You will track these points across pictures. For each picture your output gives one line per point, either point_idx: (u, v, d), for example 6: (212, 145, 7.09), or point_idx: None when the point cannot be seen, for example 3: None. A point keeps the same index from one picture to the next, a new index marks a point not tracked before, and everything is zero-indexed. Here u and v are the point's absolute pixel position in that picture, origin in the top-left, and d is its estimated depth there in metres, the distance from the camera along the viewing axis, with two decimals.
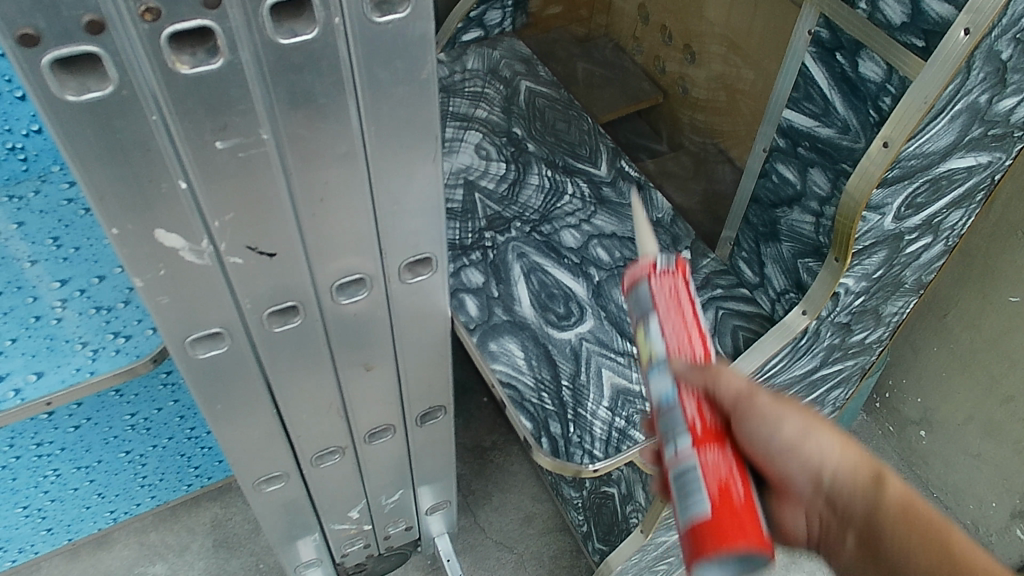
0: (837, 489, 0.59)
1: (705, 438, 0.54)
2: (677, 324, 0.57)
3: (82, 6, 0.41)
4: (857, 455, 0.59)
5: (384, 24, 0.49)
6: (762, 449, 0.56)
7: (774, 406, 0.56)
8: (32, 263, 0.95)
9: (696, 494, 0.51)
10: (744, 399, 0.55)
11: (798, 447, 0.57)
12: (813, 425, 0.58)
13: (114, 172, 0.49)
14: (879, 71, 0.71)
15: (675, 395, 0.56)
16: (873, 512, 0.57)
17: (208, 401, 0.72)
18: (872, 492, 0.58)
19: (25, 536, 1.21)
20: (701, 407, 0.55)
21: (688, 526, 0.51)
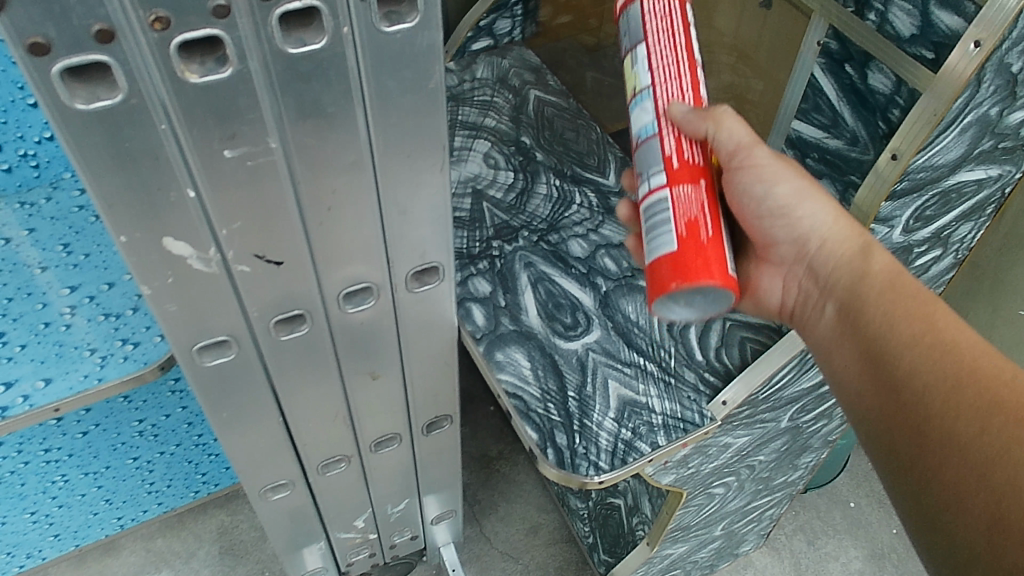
0: (823, 260, 0.74)
1: (681, 170, 0.67)
2: (667, 69, 0.69)
3: (92, 15, 0.41)
4: (847, 229, 0.73)
5: (393, 34, 0.49)
6: (754, 197, 0.72)
7: (768, 158, 0.71)
8: (42, 269, 0.97)
9: (667, 231, 0.65)
10: (744, 148, 0.70)
11: (788, 208, 0.73)
12: (807, 193, 0.74)
13: (123, 180, 0.49)
14: (888, 82, 0.71)
15: (656, 133, 0.68)
16: (863, 279, 0.71)
17: (215, 409, 0.72)
18: (864, 264, 0.71)
19: (32, 541, 1.21)
20: (680, 146, 0.67)
21: (659, 256, 0.65)
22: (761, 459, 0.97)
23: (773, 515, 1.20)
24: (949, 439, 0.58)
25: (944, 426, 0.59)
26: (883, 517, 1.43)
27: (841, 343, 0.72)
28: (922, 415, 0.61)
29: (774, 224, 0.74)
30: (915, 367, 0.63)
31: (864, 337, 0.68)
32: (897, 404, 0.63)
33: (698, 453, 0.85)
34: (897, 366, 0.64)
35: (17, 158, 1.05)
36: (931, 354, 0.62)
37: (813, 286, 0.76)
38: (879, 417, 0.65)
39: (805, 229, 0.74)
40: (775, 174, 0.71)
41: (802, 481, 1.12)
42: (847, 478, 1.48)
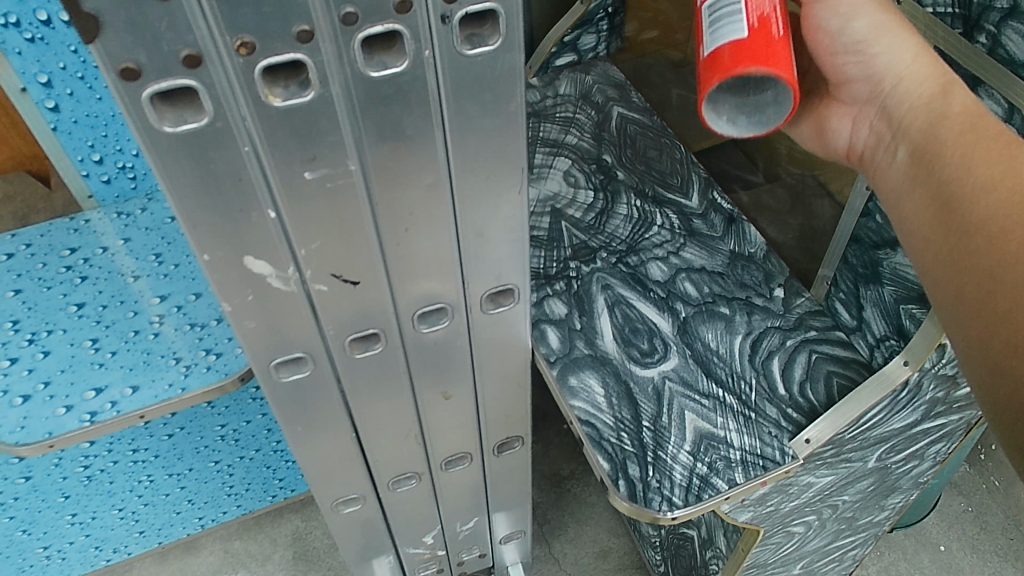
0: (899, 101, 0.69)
1: None
2: None
3: (181, 41, 0.42)
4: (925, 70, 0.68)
5: (474, 57, 0.49)
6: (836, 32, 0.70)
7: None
8: (137, 278, 1.01)
9: (735, 21, 0.58)
10: None
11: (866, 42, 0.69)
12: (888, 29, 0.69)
13: (207, 203, 0.50)
14: (1000, 109, 0.67)
15: None
16: (941, 125, 0.64)
17: (290, 422, 0.73)
18: (943, 108, 0.65)
19: (119, 537, 1.25)
20: None
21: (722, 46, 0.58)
22: (845, 498, 0.92)
23: (856, 555, 1.15)
24: (1016, 288, 0.52)
25: (1015, 271, 0.52)
26: (976, 562, 1.35)
27: (912, 187, 0.65)
28: (991, 263, 0.54)
29: (849, 60, 0.71)
30: (992, 213, 0.56)
31: (938, 181, 0.62)
32: (962, 250, 0.57)
33: (778, 492, 0.82)
34: (973, 209, 0.58)
35: (115, 170, 1.10)
36: (1013, 197, 0.55)
37: (886, 127, 0.71)
38: (944, 264, 0.59)
39: (881, 68, 0.70)
40: (853, 7, 0.69)
41: (888, 521, 1.07)
42: (937, 518, 1.40)
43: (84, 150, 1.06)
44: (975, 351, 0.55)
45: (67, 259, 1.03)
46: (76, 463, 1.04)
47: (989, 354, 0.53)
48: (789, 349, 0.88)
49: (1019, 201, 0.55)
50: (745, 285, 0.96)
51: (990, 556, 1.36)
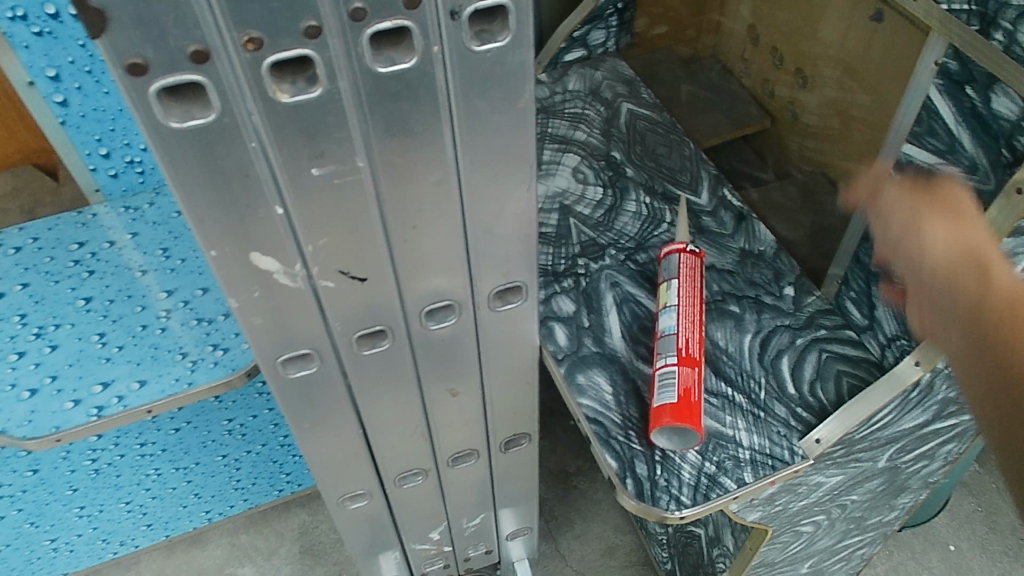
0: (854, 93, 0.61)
1: None
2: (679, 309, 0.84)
3: (188, 36, 0.41)
4: None
5: (483, 53, 0.48)
6: None
7: None
8: (144, 272, 1.01)
9: None
10: None
11: None
12: None
13: (215, 199, 0.50)
14: (1015, 107, 0.64)
15: None
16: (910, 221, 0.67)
17: (296, 419, 0.72)
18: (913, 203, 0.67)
19: (126, 530, 1.26)
20: None
21: None
22: (855, 498, 0.92)
23: (864, 554, 1.14)
24: (1005, 359, 0.57)
25: (1003, 344, 0.57)
26: (986, 563, 1.34)
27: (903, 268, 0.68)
28: (993, 342, 0.58)
29: None
30: (983, 293, 0.59)
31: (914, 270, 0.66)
32: (969, 329, 0.60)
33: (787, 491, 0.81)
34: (952, 291, 0.62)
35: (123, 165, 1.10)
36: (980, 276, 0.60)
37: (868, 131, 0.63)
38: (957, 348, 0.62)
39: None
40: None
41: (897, 520, 1.06)
42: (947, 518, 1.39)
43: (92, 144, 1.06)
44: (987, 420, 0.59)
45: (75, 254, 1.03)
46: (83, 457, 1.05)
47: (985, 415, 0.59)
48: (799, 348, 0.87)
49: (990, 280, 0.59)
50: (755, 284, 0.95)
51: (1000, 556, 1.35)
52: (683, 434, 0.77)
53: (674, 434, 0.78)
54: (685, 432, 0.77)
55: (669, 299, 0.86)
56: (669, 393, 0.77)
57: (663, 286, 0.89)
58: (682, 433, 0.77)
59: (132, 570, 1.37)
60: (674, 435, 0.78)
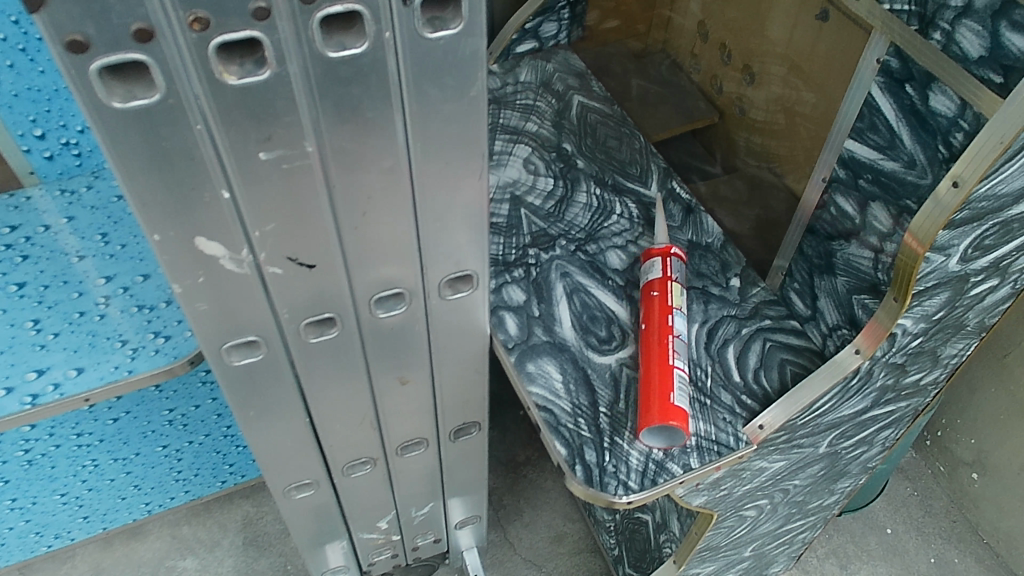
0: None
1: None
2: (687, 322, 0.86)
3: (131, 14, 0.40)
4: None
5: (435, 40, 0.48)
6: None
7: None
8: (81, 257, 0.99)
9: None
10: None
11: None
12: None
13: (159, 181, 0.49)
14: (951, 105, 0.66)
15: None
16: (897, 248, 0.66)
17: (242, 408, 0.71)
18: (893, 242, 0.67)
19: (61, 522, 1.23)
20: None
21: None
22: (796, 483, 0.94)
23: (805, 539, 1.17)
24: None
25: None
26: (921, 545, 1.39)
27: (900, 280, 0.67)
28: None
29: None
30: None
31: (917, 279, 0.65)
32: None
33: (731, 476, 0.83)
34: None
35: (59, 147, 1.07)
36: None
37: None
38: None
39: None
40: None
41: (836, 505, 1.09)
42: (884, 502, 1.44)
43: (26, 125, 1.02)
44: None
45: (8, 238, 1.00)
46: (16, 447, 1.02)
47: None
48: (744, 338, 0.89)
49: None
50: (702, 275, 0.96)
51: (934, 538, 1.40)
52: (670, 437, 0.78)
53: (662, 431, 0.78)
54: (670, 435, 0.78)
55: (681, 306, 0.87)
56: (684, 402, 0.78)
57: (673, 284, 0.88)
58: (670, 437, 0.78)
59: (68, 564, 1.34)
60: (659, 433, 0.78)
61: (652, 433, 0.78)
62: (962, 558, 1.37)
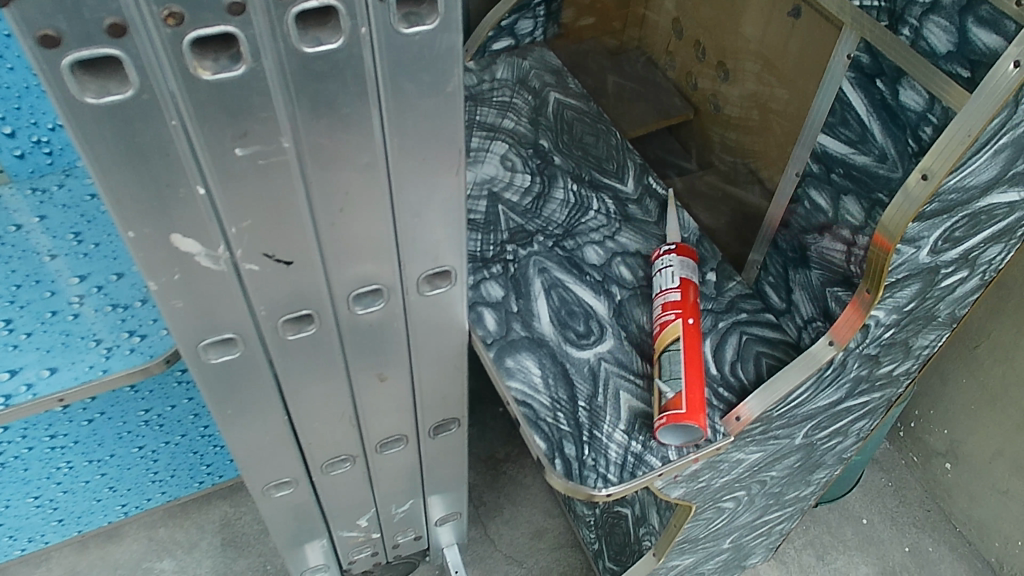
0: None
1: None
2: None
3: (103, 8, 0.40)
4: None
5: (411, 36, 0.48)
6: None
7: None
8: (53, 257, 0.97)
9: None
10: None
11: None
12: None
13: (133, 178, 0.49)
14: (920, 99, 0.67)
15: None
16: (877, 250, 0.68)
17: (220, 406, 0.71)
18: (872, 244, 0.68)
19: (36, 525, 1.21)
20: None
21: None
22: (773, 475, 0.95)
23: (782, 530, 1.19)
24: None
25: None
26: (896, 534, 1.41)
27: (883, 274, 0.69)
28: None
29: None
30: None
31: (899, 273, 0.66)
32: None
33: (709, 468, 0.84)
34: None
35: (30, 145, 1.05)
36: None
37: None
38: None
39: None
40: None
41: (813, 496, 1.11)
42: (860, 493, 1.46)
43: None
44: None
45: None
46: None
47: None
48: (721, 331, 0.89)
49: None
50: None
51: (908, 528, 1.42)
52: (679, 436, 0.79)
53: (680, 429, 0.78)
54: (677, 435, 0.78)
55: None
56: None
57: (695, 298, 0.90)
58: (676, 436, 0.79)
59: (43, 567, 1.33)
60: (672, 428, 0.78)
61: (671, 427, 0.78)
62: (936, 547, 1.40)
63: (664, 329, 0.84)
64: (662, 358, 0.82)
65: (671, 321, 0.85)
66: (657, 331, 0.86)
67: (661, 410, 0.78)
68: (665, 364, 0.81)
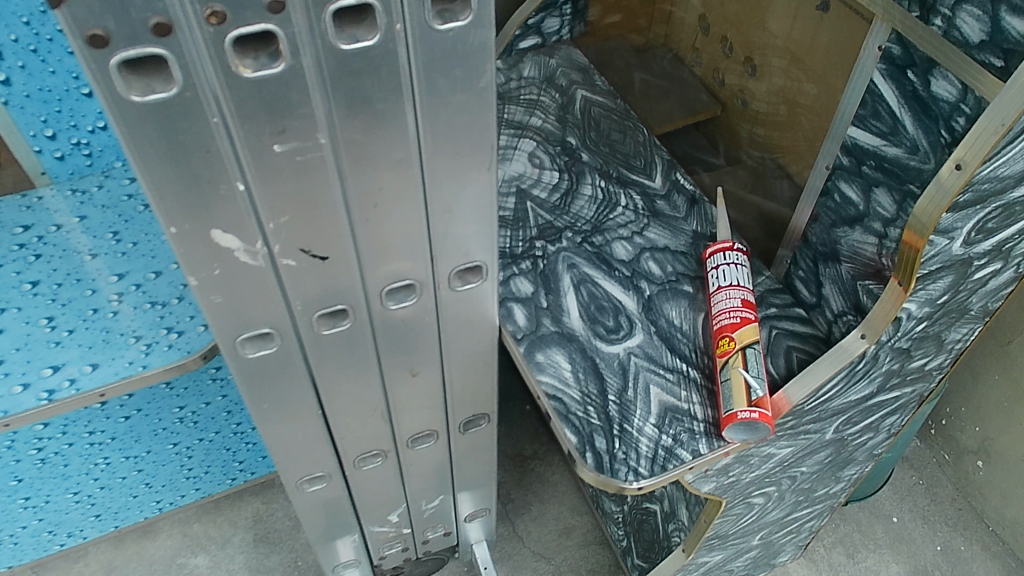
0: None
1: None
2: None
3: (150, 8, 0.41)
4: None
5: (445, 32, 0.49)
6: None
7: None
8: (93, 256, 1.00)
9: None
10: None
11: None
12: None
13: (177, 174, 0.50)
14: (953, 90, 0.67)
15: None
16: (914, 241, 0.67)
17: (256, 400, 0.72)
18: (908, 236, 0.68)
19: (74, 521, 1.24)
20: None
21: None
22: (803, 470, 0.95)
23: (812, 527, 1.18)
24: None
25: None
26: (927, 533, 1.40)
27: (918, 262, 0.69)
28: None
29: None
30: None
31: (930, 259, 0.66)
32: None
33: (740, 462, 0.84)
34: None
35: (70, 147, 1.08)
36: None
37: None
38: None
39: None
40: None
41: (843, 493, 1.10)
42: (890, 491, 1.45)
43: (37, 126, 1.04)
44: None
45: (20, 237, 1.02)
46: (29, 446, 1.03)
47: None
48: None
49: None
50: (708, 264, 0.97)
51: (940, 526, 1.41)
52: (737, 433, 0.78)
53: (750, 428, 0.77)
54: (745, 430, 0.77)
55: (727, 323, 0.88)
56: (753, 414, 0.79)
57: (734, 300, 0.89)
58: (740, 433, 0.77)
59: (80, 562, 1.35)
60: (742, 427, 0.77)
61: (748, 427, 0.77)
62: (969, 546, 1.38)
63: (748, 326, 0.82)
64: (746, 352, 0.79)
65: (753, 320, 0.83)
66: (733, 323, 0.83)
67: (748, 404, 0.76)
68: (751, 359, 0.78)
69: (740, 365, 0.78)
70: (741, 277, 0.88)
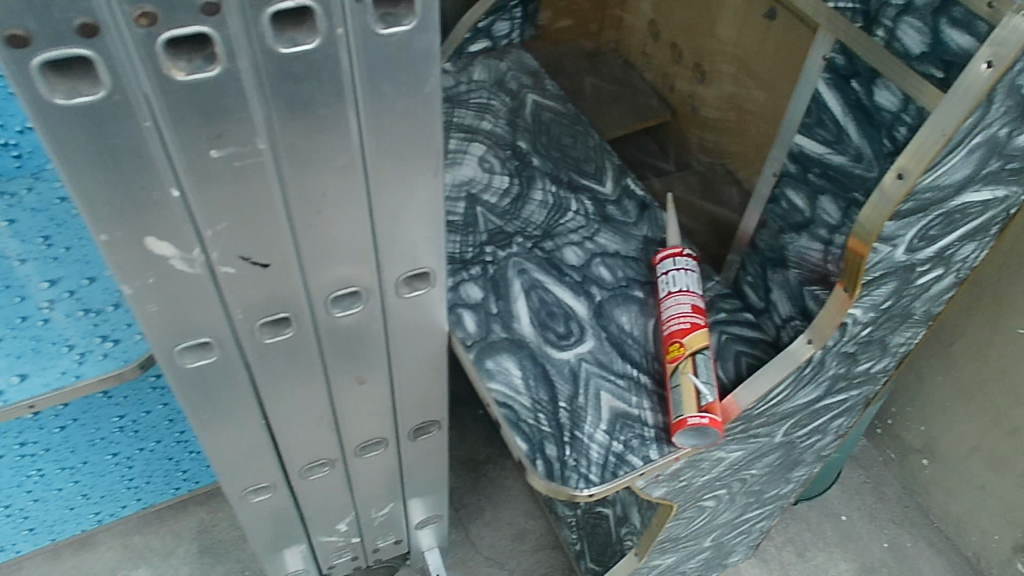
0: None
1: None
2: None
3: (74, 8, 0.39)
4: None
5: (388, 36, 0.48)
6: None
7: None
8: (23, 261, 0.97)
9: None
10: None
11: None
12: None
13: (107, 181, 0.48)
14: (895, 99, 0.68)
15: None
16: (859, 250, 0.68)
17: (195, 411, 0.70)
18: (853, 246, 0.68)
19: (7, 535, 1.19)
20: None
21: None
22: (753, 473, 0.96)
23: (762, 527, 1.20)
24: None
25: None
26: (874, 531, 1.43)
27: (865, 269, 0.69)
28: None
29: None
30: None
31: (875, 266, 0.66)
32: None
33: (690, 467, 0.84)
34: None
35: None
36: None
37: None
38: None
39: None
40: None
41: (792, 493, 1.11)
42: (837, 490, 1.47)
43: None
44: None
45: None
46: None
47: None
48: None
49: None
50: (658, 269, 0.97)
51: (886, 524, 1.44)
52: (687, 439, 0.78)
53: (699, 433, 0.77)
54: (695, 436, 0.77)
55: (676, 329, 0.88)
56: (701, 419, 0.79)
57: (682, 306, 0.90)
58: (689, 438, 0.77)
59: None
60: (691, 433, 0.77)
61: (697, 432, 0.77)
62: (914, 542, 1.41)
63: (697, 332, 0.82)
64: (696, 358, 0.80)
65: (702, 326, 0.83)
66: (682, 329, 0.83)
67: (698, 410, 0.76)
68: (700, 364, 0.79)
69: (690, 371, 0.78)
70: (690, 282, 0.88)
